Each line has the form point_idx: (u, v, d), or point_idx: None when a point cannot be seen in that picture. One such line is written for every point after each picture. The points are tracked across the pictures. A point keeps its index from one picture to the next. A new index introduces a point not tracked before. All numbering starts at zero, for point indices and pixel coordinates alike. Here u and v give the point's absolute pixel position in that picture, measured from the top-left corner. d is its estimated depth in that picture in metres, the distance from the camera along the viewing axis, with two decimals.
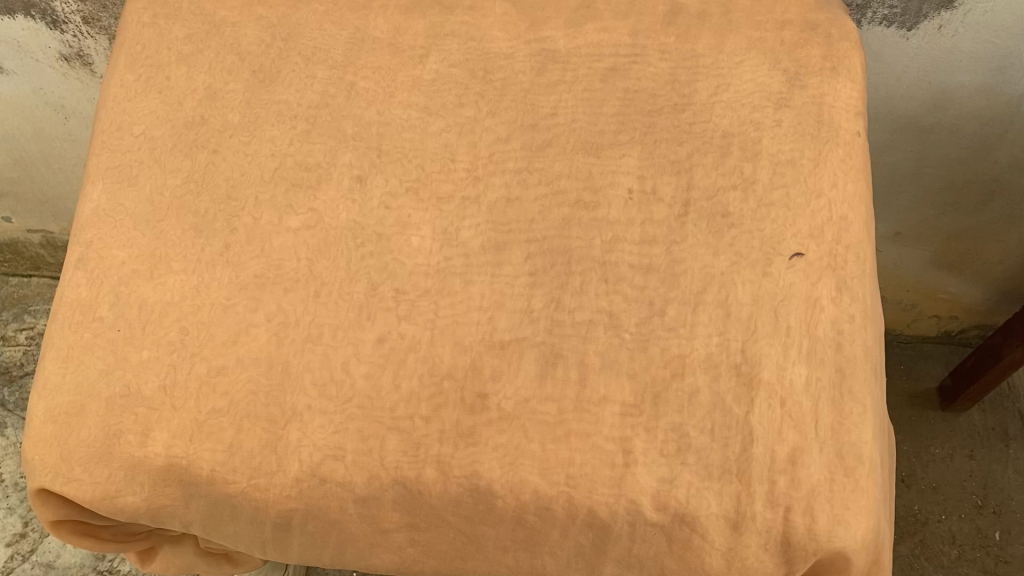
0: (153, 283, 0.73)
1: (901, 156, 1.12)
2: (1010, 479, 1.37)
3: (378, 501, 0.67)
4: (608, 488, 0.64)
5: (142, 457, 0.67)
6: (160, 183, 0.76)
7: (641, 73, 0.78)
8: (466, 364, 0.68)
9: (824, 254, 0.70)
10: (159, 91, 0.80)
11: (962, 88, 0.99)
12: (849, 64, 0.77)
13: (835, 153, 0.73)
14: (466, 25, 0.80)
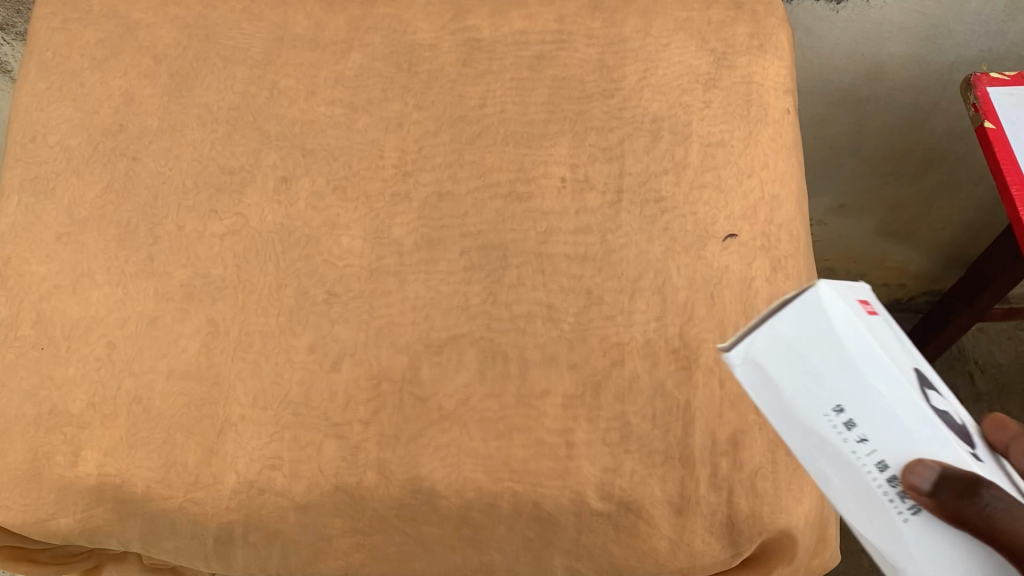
0: (76, 298, 0.71)
1: (839, 129, 1.12)
2: None
3: (319, 508, 0.65)
4: (552, 480, 0.64)
5: (73, 478, 0.66)
6: (79, 194, 0.74)
7: (569, 59, 0.77)
8: (404, 364, 0.68)
9: (757, 234, 0.70)
10: (73, 99, 0.77)
11: (895, 59, 0.99)
12: (775, 42, 0.77)
13: (765, 132, 0.74)
14: (389, 17, 0.79)
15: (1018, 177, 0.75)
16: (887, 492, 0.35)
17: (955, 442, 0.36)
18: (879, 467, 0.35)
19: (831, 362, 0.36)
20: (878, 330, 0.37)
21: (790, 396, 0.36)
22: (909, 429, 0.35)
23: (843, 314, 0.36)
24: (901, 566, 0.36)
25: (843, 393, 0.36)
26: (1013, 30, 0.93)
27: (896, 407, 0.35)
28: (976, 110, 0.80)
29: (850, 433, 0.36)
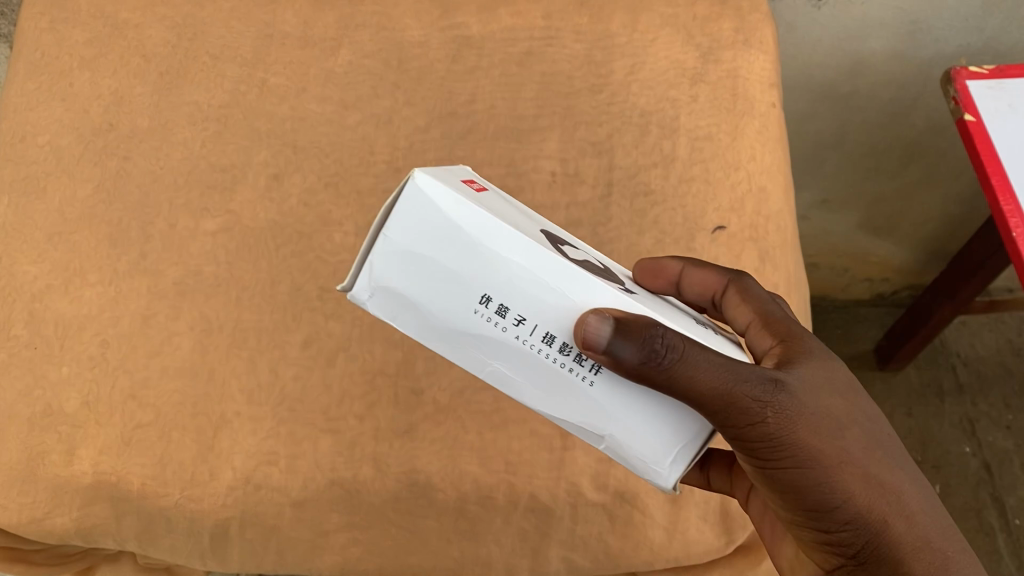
0: (69, 297, 0.70)
1: (821, 124, 1.13)
2: (947, 432, 1.32)
3: (314, 504, 0.65)
4: (547, 472, 0.65)
5: (69, 476, 0.66)
6: (69, 194, 0.74)
7: (557, 55, 0.78)
8: (399, 359, 0.68)
9: (746, 226, 0.71)
10: (63, 99, 0.77)
11: (875, 54, 1.01)
12: (760, 36, 0.79)
13: (751, 125, 0.75)
14: (377, 15, 0.79)
15: (997, 169, 0.77)
16: (564, 363, 0.38)
17: (611, 291, 0.38)
18: (543, 339, 0.38)
19: (463, 253, 0.37)
20: (491, 207, 0.38)
21: (425, 302, 0.38)
22: (556, 286, 0.37)
23: (451, 204, 0.37)
24: (607, 432, 0.40)
25: (486, 284, 0.37)
26: (991, 25, 0.95)
27: (536, 273, 0.37)
28: (956, 103, 0.81)
29: (502, 319, 0.38)
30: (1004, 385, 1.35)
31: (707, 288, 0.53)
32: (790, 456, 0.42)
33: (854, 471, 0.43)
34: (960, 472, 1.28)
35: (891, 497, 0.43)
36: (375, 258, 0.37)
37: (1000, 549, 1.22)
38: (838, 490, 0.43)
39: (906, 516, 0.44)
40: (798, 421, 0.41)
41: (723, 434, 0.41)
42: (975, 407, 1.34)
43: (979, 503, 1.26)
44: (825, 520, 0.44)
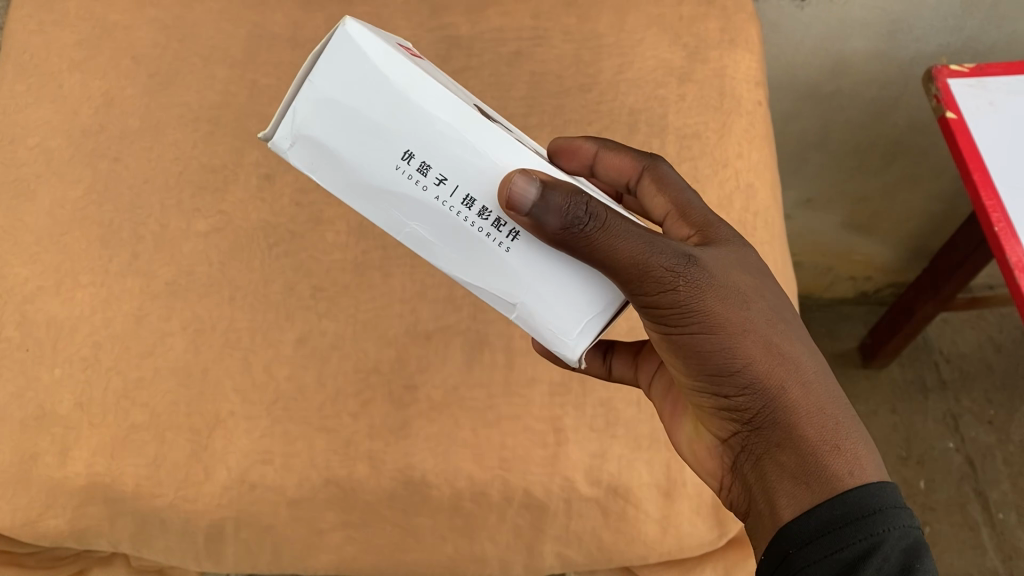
0: (60, 298, 0.70)
1: (805, 124, 1.14)
2: (931, 428, 1.33)
3: (310, 503, 0.65)
4: (542, 468, 0.65)
5: (62, 478, 0.65)
6: (60, 195, 0.74)
7: (546, 55, 0.79)
8: (392, 357, 0.69)
9: (734, 223, 0.72)
10: (52, 100, 0.77)
11: (857, 54, 1.02)
12: (745, 37, 0.81)
13: (738, 123, 0.76)
14: (367, 15, 0.80)
15: (979, 165, 0.78)
16: (482, 228, 0.42)
17: (534, 157, 0.42)
18: (462, 203, 0.41)
19: (394, 106, 0.40)
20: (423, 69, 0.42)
21: (348, 157, 0.41)
22: (481, 150, 0.41)
23: (383, 54, 0.40)
24: (518, 298, 0.43)
25: (412, 141, 0.40)
26: (970, 26, 0.97)
27: (462, 143, 0.41)
28: (938, 102, 0.82)
29: (424, 178, 0.41)
30: (986, 381, 1.37)
31: (622, 175, 0.54)
32: (693, 322, 0.43)
33: (756, 338, 0.44)
34: (945, 468, 1.30)
35: (790, 364, 0.45)
36: (303, 104, 0.40)
37: (985, 543, 1.23)
38: (739, 355, 0.44)
39: (806, 385, 0.45)
40: (702, 290, 0.43)
41: (630, 296, 0.42)
42: (958, 403, 1.35)
43: (963, 498, 1.27)
44: (725, 386, 0.45)
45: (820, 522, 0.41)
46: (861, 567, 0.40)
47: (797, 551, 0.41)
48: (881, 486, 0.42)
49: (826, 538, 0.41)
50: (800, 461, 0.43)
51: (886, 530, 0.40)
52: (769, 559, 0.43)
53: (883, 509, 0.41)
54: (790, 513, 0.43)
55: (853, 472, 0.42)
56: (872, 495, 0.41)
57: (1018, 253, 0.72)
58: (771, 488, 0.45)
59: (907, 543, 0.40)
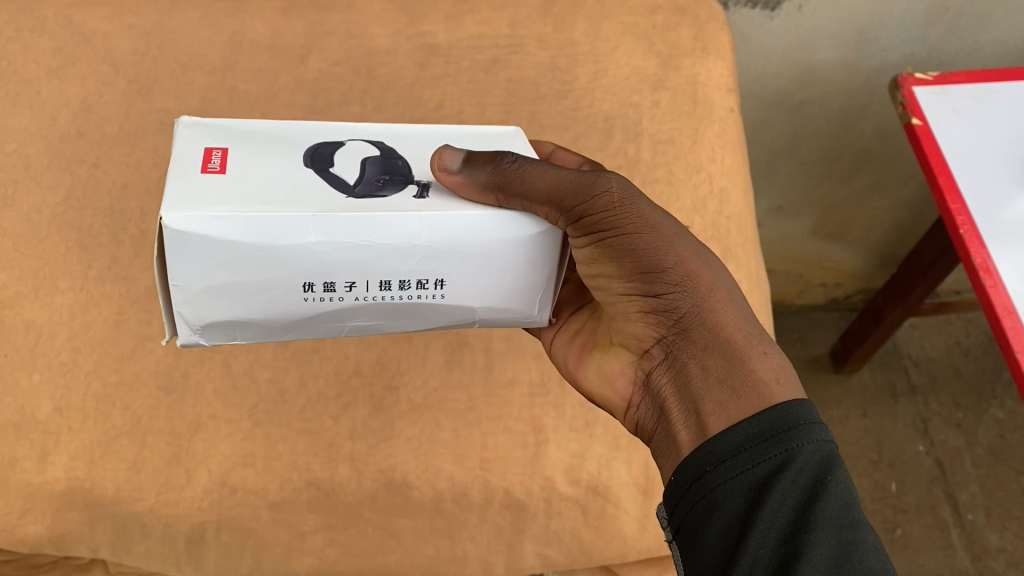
0: (39, 303, 0.70)
1: (776, 134, 1.16)
2: (901, 431, 1.36)
3: (291, 506, 0.66)
4: (521, 468, 0.67)
5: (41, 484, 0.65)
6: (38, 201, 0.73)
7: (523, 62, 0.80)
8: (372, 360, 0.70)
9: (708, 226, 0.74)
10: (30, 107, 0.77)
11: (825, 64, 1.04)
12: (717, 44, 0.83)
13: (711, 129, 0.79)
14: (345, 24, 0.81)
15: (944, 169, 0.80)
16: (410, 295, 0.46)
17: (416, 214, 0.43)
18: (380, 288, 0.45)
19: (261, 264, 0.42)
20: (254, 199, 0.42)
21: (268, 314, 0.45)
22: (365, 241, 0.43)
23: (220, 231, 0.41)
24: (475, 320, 0.49)
25: (302, 276, 0.43)
26: (933, 36, 1.00)
27: (347, 249, 0.43)
28: (903, 109, 0.84)
29: (334, 291, 0.44)
30: (954, 385, 1.40)
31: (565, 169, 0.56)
32: (627, 223, 0.46)
33: (683, 247, 0.47)
34: (915, 470, 1.32)
35: (714, 273, 0.47)
36: (187, 305, 0.43)
37: (955, 544, 1.25)
38: (669, 258, 0.46)
39: (728, 295, 0.47)
40: (634, 194, 0.46)
41: (560, 209, 0.45)
42: (928, 407, 1.38)
43: (934, 499, 1.29)
44: (654, 291, 0.47)
45: (744, 435, 0.42)
46: (777, 480, 0.40)
47: (719, 463, 0.42)
48: (801, 398, 0.43)
49: (747, 453, 0.41)
50: (726, 363, 0.45)
51: (800, 445, 0.41)
52: (689, 469, 0.43)
53: (798, 425, 0.41)
54: (718, 423, 0.43)
55: (777, 377, 0.44)
56: (792, 409, 0.42)
57: (982, 255, 0.75)
58: (696, 398, 0.45)
59: (821, 456, 0.41)
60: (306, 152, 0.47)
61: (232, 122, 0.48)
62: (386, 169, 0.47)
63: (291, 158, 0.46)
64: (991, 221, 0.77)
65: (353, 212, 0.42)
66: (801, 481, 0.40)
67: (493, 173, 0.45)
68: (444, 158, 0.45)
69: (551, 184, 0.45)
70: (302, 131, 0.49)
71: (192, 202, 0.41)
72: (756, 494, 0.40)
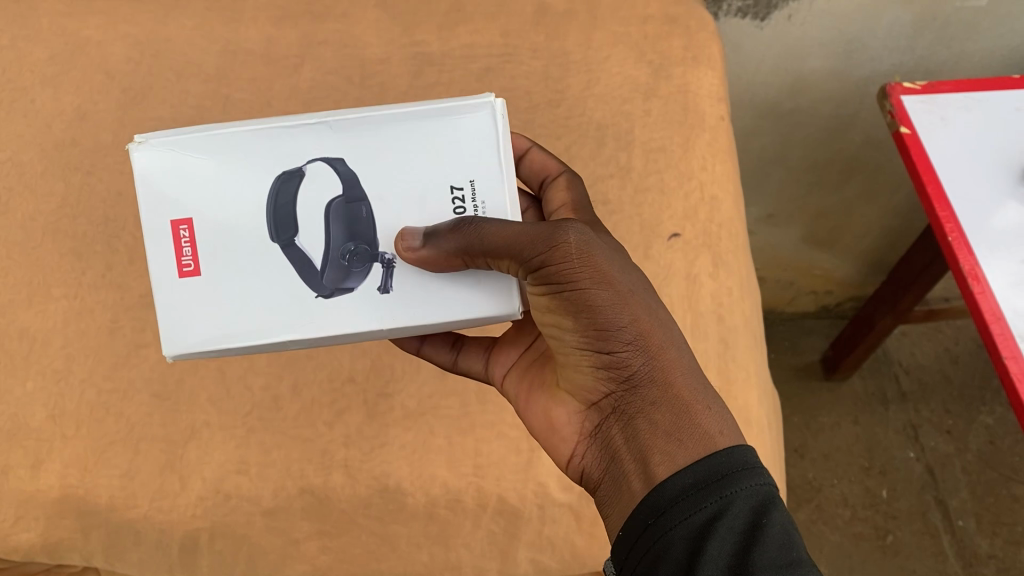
0: (34, 311, 0.71)
1: (766, 141, 1.17)
2: (891, 438, 1.36)
3: (286, 512, 0.66)
4: (514, 474, 0.67)
5: (35, 491, 0.66)
6: (33, 209, 0.74)
7: (515, 71, 0.81)
8: (366, 367, 0.71)
9: (699, 233, 0.75)
10: (24, 115, 0.78)
11: (816, 73, 1.05)
12: (708, 54, 0.83)
13: (702, 137, 0.79)
14: (339, 33, 0.82)
15: (933, 177, 0.81)
16: None
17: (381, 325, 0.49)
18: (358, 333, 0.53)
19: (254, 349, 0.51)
20: (235, 314, 0.49)
21: None
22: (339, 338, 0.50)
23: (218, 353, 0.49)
24: None
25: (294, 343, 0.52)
26: (920, 46, 1.01)
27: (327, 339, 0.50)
28: (891, 117, 0.85)
29: None
30: (945, 391, 1.40)
31: (544, 170, 0.58)
32: (585, 276, 0.46)
33: (639, 300, 0.47)
34: (906, 477, 1.32)
35: (664, 328, 0.48)
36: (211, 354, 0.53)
37: (946, 551, 1.26)
38: (624, 315, 0.46)
39: (676, 350, 0.47)
40: (593, 248, 0.46)
41: (520, 257, 0.45)
42: (918, 414, 1.39)
43: (924, 506, 1.30)
44: (607, 345, 0.46)
45: (684, 482, 0.43)
46: (717, 526, 0.41)
47: (661, 511, 0.43)
48: (739, 447, 0.44)
49: (690, 498, 0.42)
50: (674, 418, 0.46)
51: (736, 491, 0.42)
52: (638, 519, 0.44)
53: (736, 472, 0.43)
54: (666, 471, 0.44)
55: (720, 431, 0.45)
56: (727, 457, 0.43)
57: (971, 262, 0.76)
58: (644, 448, 0.46)
59: (756, 502, 0.42)
60: (269, 211, 0.49)
61: (189, 156, 0.49)
62: (351, 228, 0.49)
63: (255, 225, 0.49)
64: (978, 229, 0.78)
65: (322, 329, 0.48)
66: (740, 525, 0.41)
67: (456, 239, 0.46)
68: (407, 239, 0.48)
69: (508, 240, 0.46)
70: (262, 155, 0.49)
71: (187, 340, 0.49)
72: (696, 543, 0.41)
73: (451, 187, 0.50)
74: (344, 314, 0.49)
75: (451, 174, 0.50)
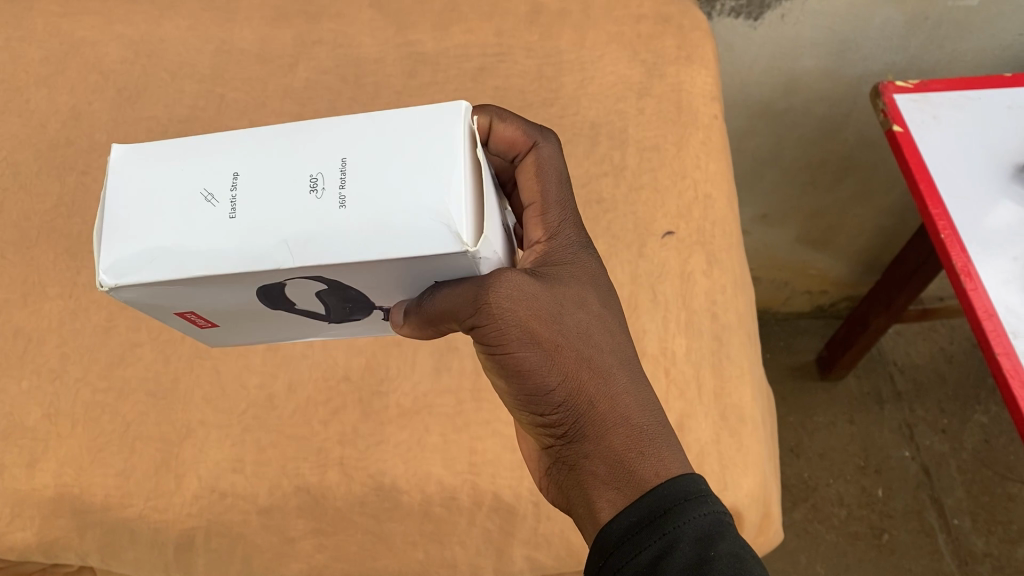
0: (28, 310, 0.71)
1: (760, 141, 1.17)
2: (888, 437, 1.36)
3: (280, 510, 0.66)
4: (510, 471, 0.67)
5: (29, 490, 0.65)
6: (27, 208, 0.74)
7: (509, 70, 0.81)
8: (361, 365, 0.71)
9: (693, 231, 0.75)
10: (19, 115, 0.78)
11: (808, 73, 1.06)
12: (701, 53, 0.84)
13: (695, 136, 0.80)
14: (333, 33, 0.82)
15: (925, 175, 0.81)
16: None
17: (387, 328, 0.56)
18: None
19: None
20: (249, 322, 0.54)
21: None
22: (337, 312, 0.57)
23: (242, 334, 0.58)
24: None
25: None
26: (913, 46, 1.01)
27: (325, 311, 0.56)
28: (884, 115, 0.85)
29: None
30: (939, 391, 1.41)
31: (511, 147, 0.53)
32: (516, 341, 0.45)
33: (573, 356, 0.46)
34: (901, 476, 1.32)
35: (601, 378, 0.47)
36: None
37: (942, 549, 1.26)
38: (558, 374, 0.46)
39: (614, 399, 0.47)
40: (525, 310, 0.45)
41: (457, 319, 0.45)
42: (912, 413, 1.39)
43: (919, 505, 1.30)
44: (545, 402, 0.47)
45: (628, 521, 0.45)
46: (662, 565, 0.43)
47: (609, 551, 0.45)
48: (683, 478, 0.46)
49: (635, 538, 0.44)
50: (610, 470, 0.47)
51: (679, 526, 0.44)
52: (592, 560, 0.46)
53: (677, 507, 0.45)
54: (608, 515, 0.46)
55: (659, 472, 0.46)
56: (668, 492, 0.45)
57: (963, 259, 0.76)
58: (588, 493, 0.48)
59: (699, 533, 0.44)
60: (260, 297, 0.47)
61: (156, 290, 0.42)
62: (344, 298, 0.49)
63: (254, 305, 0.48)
64: (971, 226, 0.78)
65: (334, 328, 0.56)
66: (685, 560, 0.43)
67: (422, 313, 0.46)
68: (393, 316, 0.50)
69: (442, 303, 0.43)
70: (231, 283, 0.42)
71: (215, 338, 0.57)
72: None
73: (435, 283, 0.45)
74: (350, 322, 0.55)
75: (437, 278, 0.45)
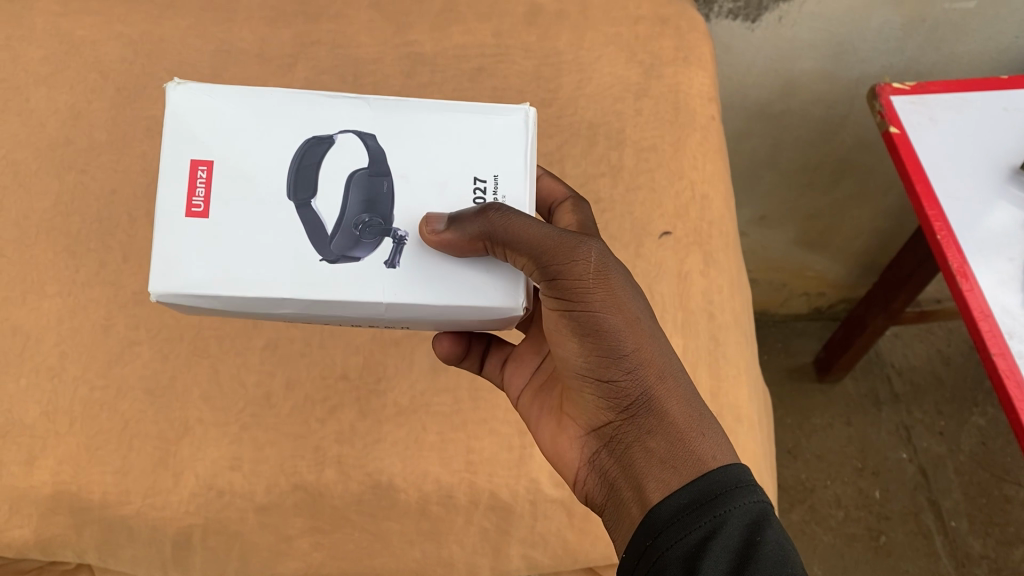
0: (27, 308, 0.71)
1: (757, 142, 1.17)
2: (885, 440, 1.37)
3: (277, 509, 0.66)
4: (507, 470, 0.67)
5: (28, 487, 0.66)
6: (28, 207, 0.75)
7: (507, 71, 0.81)
8: (359, 364, 0.71)
9: (690, 231, 0.76)
10: (19, 114, 0.78)
11: (805, 75, 1.06)
12: (698, 54, 0.84)
13: (692, 136, 0.80)
14: (332, 33, 0.82)
15: (922, 177, 0.82)
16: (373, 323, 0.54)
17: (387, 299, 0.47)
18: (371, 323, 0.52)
19: None
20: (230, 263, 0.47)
21: None
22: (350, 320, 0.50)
23: None
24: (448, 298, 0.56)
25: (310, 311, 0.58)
26: (910, 47, 1.02)
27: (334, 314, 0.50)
28: (881, 118, 0.86)
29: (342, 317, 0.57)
30: (936, 394, 1.40)
31: (550, 196, 0.58)
32: (596, 297, 0.47)
33: (646, 330, 0.48)
34: (898, 478, 1.33)
35: (666, 355, 0.49)
36: None
37: (939, 550, 1.27)
38: (630, 341, 0.47)
39: (677, 377, 0.48)
40: (607, 271, 0.47)
41: (539, 266, 0.46)
42: (910, 415, 1.39)
43: (917, 507, 1.30)
44: (610, 370, 0.48)
45: (679, 502, 0.45)
46: (712, 544, 0.42)
47: (657, 532, 0.44)
48: (736, 465, 0.46)
49: (684, 519, 0.44)
50: (669, 445, 0.47)
51: (729, 510, 0.44)
52: (635, 543, 0.45)
53: (730, 491, 0.44)
54: (659, 495, 0.46)
55: (715, 456, 0.46)
56: (721, 476, 0.45)
57: (959, 260, 0.77)
58: (640, 475, 0.48)
59: (750, 519, 0.43)
60: (290, 170, 0.49)
61: (222, 105, 0.50)
62: (368, 201, 0.49)
63: (275, 181, 0.49)
64: (968, 227, 0.79)
65: (320, 291, 0.47)
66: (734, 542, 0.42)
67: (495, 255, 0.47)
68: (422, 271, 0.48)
69: (531, 237, 0.45)
70: (296, 116, 0.50)
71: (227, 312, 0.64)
72: (691, 561, 0.42)
73: (475, 178, 0.50)
74: (343, 281, 0.47)
75: (476, 167, 0.50)
